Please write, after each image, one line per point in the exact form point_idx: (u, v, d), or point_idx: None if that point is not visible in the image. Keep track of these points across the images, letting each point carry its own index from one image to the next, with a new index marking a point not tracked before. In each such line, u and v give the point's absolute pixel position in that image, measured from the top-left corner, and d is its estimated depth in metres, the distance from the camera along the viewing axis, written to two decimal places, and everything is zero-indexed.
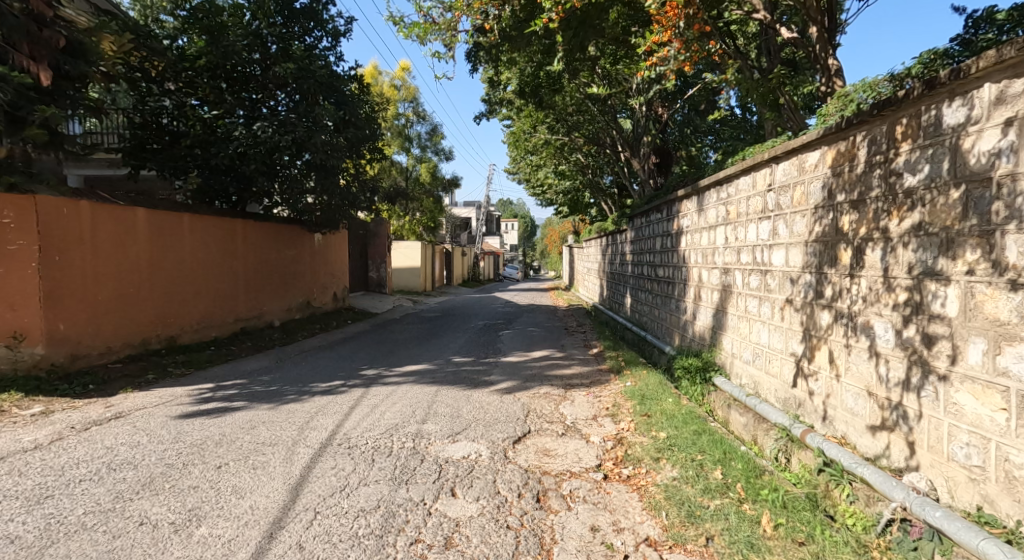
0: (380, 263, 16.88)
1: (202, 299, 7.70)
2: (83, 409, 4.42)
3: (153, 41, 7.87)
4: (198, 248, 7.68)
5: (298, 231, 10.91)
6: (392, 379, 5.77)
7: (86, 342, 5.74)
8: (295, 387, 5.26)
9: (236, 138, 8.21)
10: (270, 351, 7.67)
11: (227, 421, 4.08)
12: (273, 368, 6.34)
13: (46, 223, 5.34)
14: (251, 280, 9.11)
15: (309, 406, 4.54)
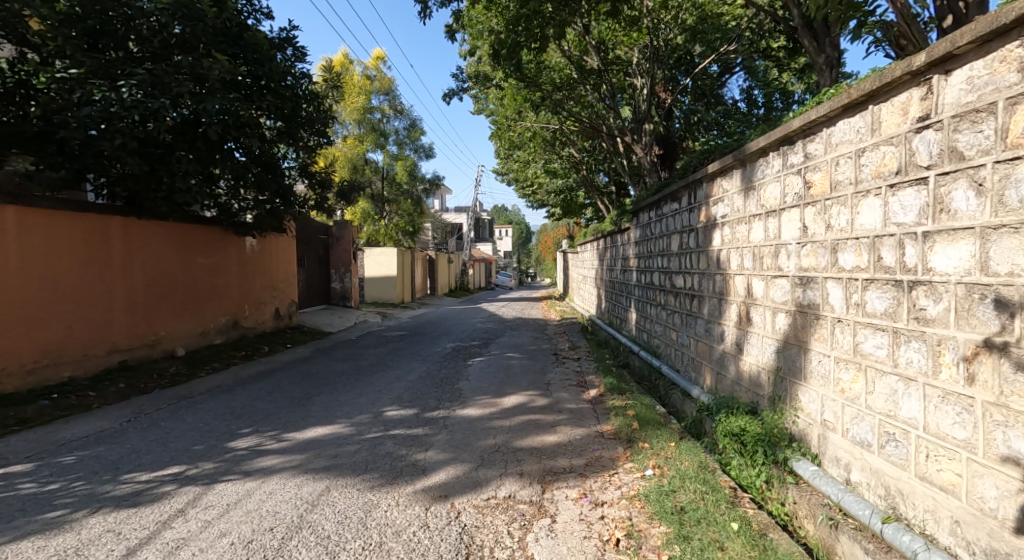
0: (345, 273, 14.76)
1: (41, 325, 5.99)
2: None
3: None
4: (36, 253, 5.96)
5: (216, 234, 8.92)
6: (267, 462, 3.66)
7: None
8: (82, 496, 3.21)
9: (94, 102, 5.94)
10: (138, 402, 5.60)
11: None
12: (106, 441, 4.28)
13: None
14: (137, 296, 7.29)
15: (50, 552, 2.59)
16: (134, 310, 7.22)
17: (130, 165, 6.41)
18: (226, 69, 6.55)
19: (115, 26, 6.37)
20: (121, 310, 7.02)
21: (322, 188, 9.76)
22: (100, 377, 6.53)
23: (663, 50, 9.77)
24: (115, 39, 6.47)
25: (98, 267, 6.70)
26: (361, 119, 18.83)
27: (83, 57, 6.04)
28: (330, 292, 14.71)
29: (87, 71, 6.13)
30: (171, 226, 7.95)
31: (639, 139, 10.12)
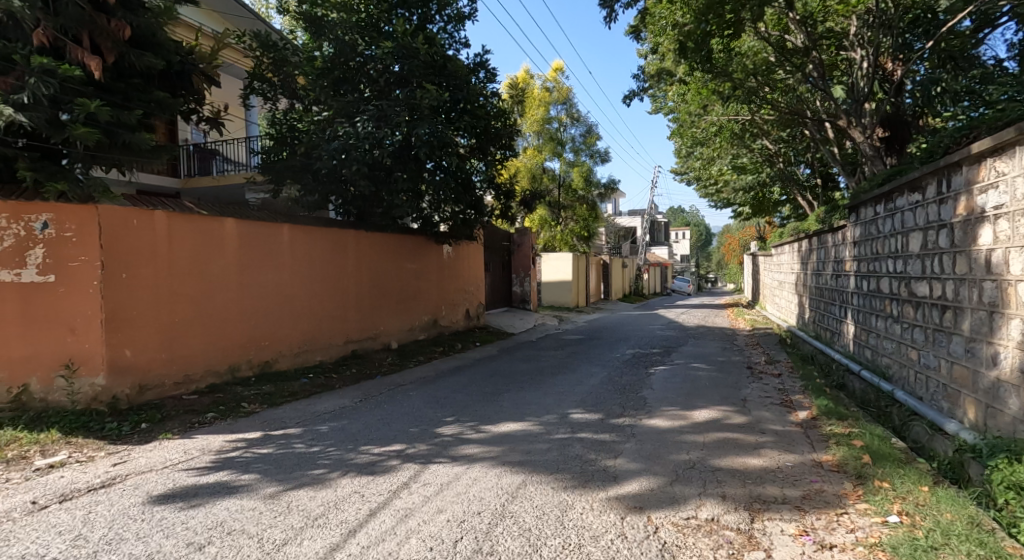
0: (525, 277, 15.33)
1: (298, 318, 7.77)
2: (74, 503, 3.58)
3: (285, 52, 8.09)
4: (299, 260, 7.80)
5: (422, 242, 10.08)
6: (469, 449, 3.89)
7: (155, 370, 5.98)
8: (329, 466, 3.81)
9: (339, 137, 7.32)
10: (362, 387, 6.49)
11: (186, 527, 3.05)
12: (342, 421, 5.03)
13: (112, 239, 5.58)
14: (367, 295, 8.90)
15: (317, 503, 3.19)
16: (365, 307, 8.84)
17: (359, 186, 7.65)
18: (434, 98, 7.25)
19: (354, 74, 7.82)
20: (351, 307, 8.60)
21: (507, 199, 10.17)
22: (336, 368, 7.86)
23: (889, 14, 8.36)
24: (354, 85, 7.83)
25: (336, 273, 8.35)
26: (540, 129, 19.50)
27: (331, 101, 7.51)
28: (511, 295, 15.40)
29: (334, 112, 7.62)
30: (389, 235, 9.33)
31: (859, 122, 8.85)
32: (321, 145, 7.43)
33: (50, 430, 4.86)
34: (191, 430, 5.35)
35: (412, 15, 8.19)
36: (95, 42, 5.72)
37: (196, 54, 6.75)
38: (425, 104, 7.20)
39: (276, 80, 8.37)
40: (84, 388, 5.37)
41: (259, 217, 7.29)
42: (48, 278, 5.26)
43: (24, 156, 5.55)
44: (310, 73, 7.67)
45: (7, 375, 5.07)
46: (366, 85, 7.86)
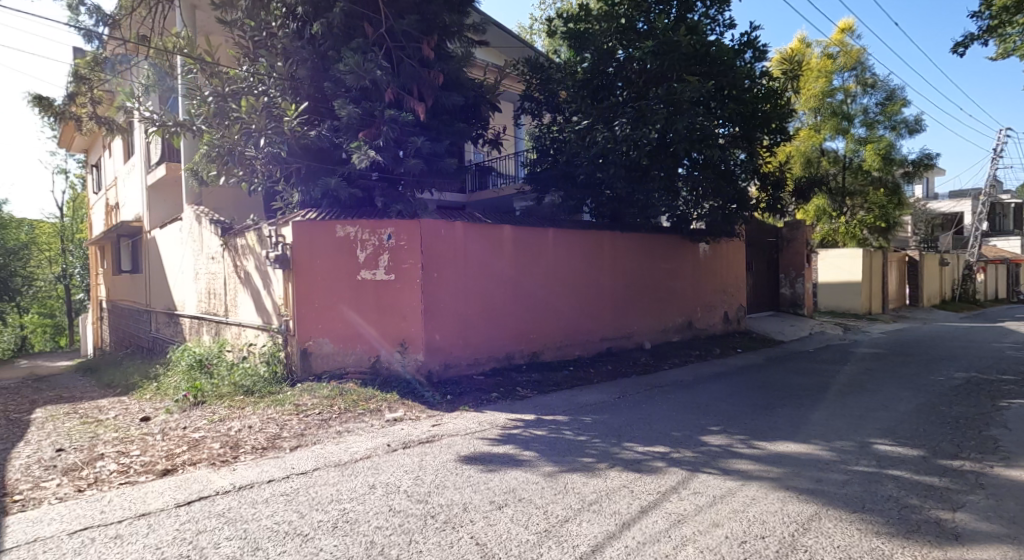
0: (796, 278, 13.69)
1: (565, 316, 8.47)
2: (406, 453, 4.69)
3: (550, 69, 8.92)
4: (568, 261, 8.49)
5: (678, 241, 10.00)
6: (742, 465, 3.79)
7: (456, 352, 7.33)
8: (596, 457, 4.17)
9: (598, 141, 7.72)
10: (622, 384, 6.79)
11: (487, 487, 3.78)
12: (607, 414, 5.41)
13: (427, 244, 7.06)
14: (628, 294, 9.24)
15: (590, 489, 3.58)
16: (625, 306, 9.21)
17: (616, 188, 7.98)
18: (694, 89, 7.06)
19: (612, 79, 8.23)
20: (612, 307, 9.02)
21: (774, 189, 9.43)
22: (596, 362, 8.33)
23: None
24: (610, 89, 8.24)
25: (597, 273, 8.85)
26: (818, 106, 17.30)
27: (590, 109, 8.05)
28: (779, 298, 13.96)
29: (593, 118, 8.17)
30: (646, 236, 9.51)
31: None
32: (580, 152, 8.01)
33: (392, 392, 6.59)
34: (482, 405, 6.31)
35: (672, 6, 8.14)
36: (422, 92, 7.72)
37: (487, 87, 8.42)
38: (680, 97, 7.13)
39: (541, 98, 9.19)
40: (410, 360, 7.03)
41: (535, 222, 8.19)
42: (391, 276, 7.05)
43: (379, 185, 7.69)
44: (574, 85, 8.37)
45: (369, 348, 7.10)
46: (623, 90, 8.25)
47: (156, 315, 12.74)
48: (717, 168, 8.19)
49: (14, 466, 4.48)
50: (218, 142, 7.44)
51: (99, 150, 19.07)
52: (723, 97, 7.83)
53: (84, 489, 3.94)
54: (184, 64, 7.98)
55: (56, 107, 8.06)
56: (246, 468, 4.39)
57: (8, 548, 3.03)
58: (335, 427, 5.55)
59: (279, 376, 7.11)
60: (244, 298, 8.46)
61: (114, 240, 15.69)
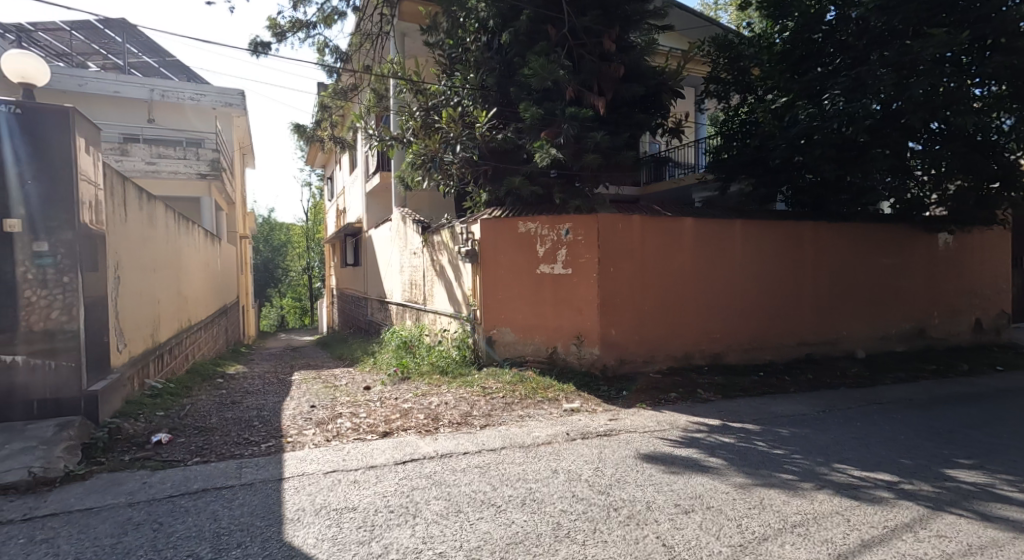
0: None
1: (754, 316, 7.87)
2: (587, 443, 4.84)
3: (741, 46, 8.28)
4: (756, 256, 7.86)
5: (899, 234, 8.62)
6: (1005, 511, 3.30)
7: (631, 348, 7.27)
8: (798, 477, 3.87)
9: (800, 121, 7.05)
10: (831, 401, 6.12)
11: (672, 489, 3.72)
12: (817, 432, 4.94)
13: (603, 238, 7.09)
14: (829, 293, 8.26)
15: (793, 509, 3.36)
16: (825, 307, 8.24)
17: (824, 171, 7.16)
18: (938, 45, 5.92)
19: (820, 47, 7.39)
20: (810, 308, 8.15)
21: None
22: (791, 370, 7.61)
23: None
24: (818, 59, 7.44)
25: (793, 269, 8.04)
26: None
27: (791, 85, 7.37)
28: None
29: (794, 95, 7.46)
30: (857, 228, 8.37)
31: None
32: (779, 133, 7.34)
33: (569, 384, 6.79)
34: (659, 404, 6.17)
35: None
36: (600, 86, 7.75)
37: (667, 74, 8.07)
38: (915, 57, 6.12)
39: (729, 79, 8.57)
40: (586, 353, 7.16)
41: (719, 214, 7.73)
42: (568, 271, 7.24)
43: (557, 182, 7.92)
44: (772, 59, 7.79)
45: (547, 339, 7.39)
46: (834, 58, 7.33)
47: (372, 301, 14.78)
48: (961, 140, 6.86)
49: (284, 414, 5.63)
50: (423, 151, 8.25)
51: (332, 162, 22.65)
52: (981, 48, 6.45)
53: (330, 439, 4.80)
54: (398, 86, 9.09)
55: (308, 133, 9.73)
56: (445, 439, 4.92)
57: (286, 478, 3.88)
58: (518, 411, 5.91)
59: (467, 359, 7.78)
60: (439, 288, 9.39)
61: (343, 236, 18.54)
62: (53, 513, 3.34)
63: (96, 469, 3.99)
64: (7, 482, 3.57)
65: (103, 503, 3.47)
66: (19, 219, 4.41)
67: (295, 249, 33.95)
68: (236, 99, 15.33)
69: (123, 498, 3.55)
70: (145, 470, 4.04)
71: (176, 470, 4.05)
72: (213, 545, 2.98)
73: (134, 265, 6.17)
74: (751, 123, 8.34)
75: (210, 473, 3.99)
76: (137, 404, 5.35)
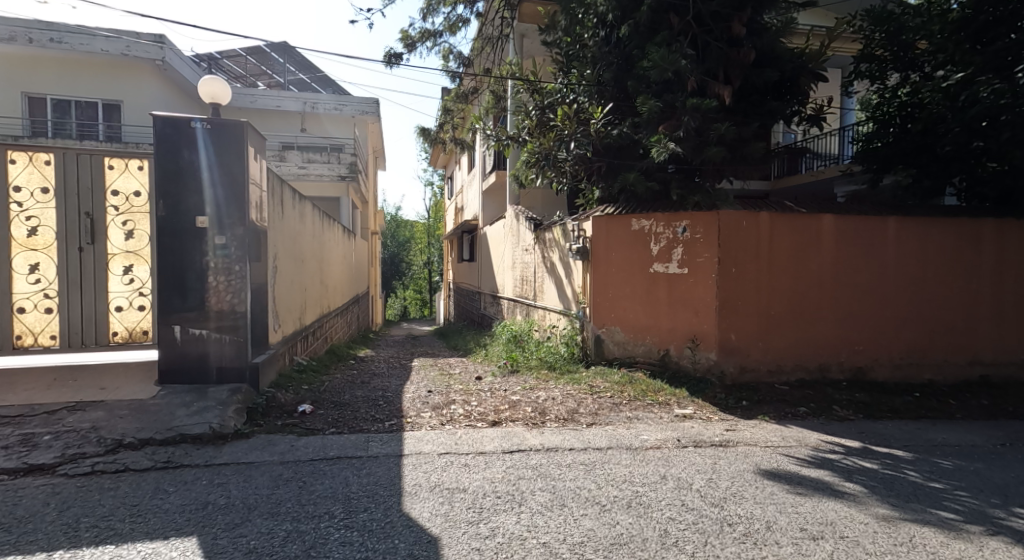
0: None
1: (906, 327, 6.97)
2: (705, 451, 4.58)
3: (906, 18, 7.25)
4: (909, 260, 6.94)
5: None
6: None
7: (753, 355, 6.76)
8: (965, 516, 3.35)
9: (980, 101, 6.19)
10: (1007, 432, 5.25)
11: (797, 511, 3.39)
12: (989, 467, 4.26)
13: (725, 236, 6.66)
14: (1005, 305, 7.07)
15: (954, 553, 2.92)
16: (999, 321, 7.07)
17: (1011, 157, 6.21)
18: None
19: (1015, 9, 6.25)
20: (981, 322, 7.04)
21: None
22: (955, 393, 6.60)
23: None
24: (1011, 23, 6.35)
25: (959, 274, 7.00)
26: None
27: (971, 57, 6.46)
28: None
29: (974, 69, 6.52)
30: None
31: None
32: (953, 117, 6.54)
33: (682, 388, 6.48)
34: (784, 418, 5.67)
35: None
36: (730, 74, 7.29)
37: (810, 57, 7.33)
38: None
39: (886, 56, 7.54)
40: (703, 358, 6.78)
41: (864, 211, 6.94)
42: (684, 270, 6.90)
43: (676, 177, 7.59)
44: (945, 29, 6.75)
45: (659, 340, 7.11)
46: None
47: (485, 296, 15.20)
48: None
49: (404, 396, 5.97)
50: (538, 149, 8.27)
51: (453, 163, 23.65)
52: None
53: (444, 423, 4.99)
54: (515, 85, 9.27)
55: (432, 135, 10.21)
56: (552, 433, 4.90)
57: (406, 454, 4.09)
58: (626, 412, 5.74)
59: (575, 356, 7.72)
60: (549, 285, 9.40)
61: (460, 233, 19.32)
62: (226, 463, 3.81)
63: (257, 429, 4.49)
64: (194, 433, 4.15)
65: (262, 458, 3.90)
66: (207, 216, 5.02)
67: (418, 245, 36.00)
68: (371, 107, 16.48)
69: (276, 456, 3.96)
70: (293, 434, 4.47)
71: (316, 437, 4.42)
72: (345, 506, 3.22)
73: (288, 254, 6.88)
74: (910, 108, 7.27)
75: (345, 443, 4.31)
76: (287, 377, 5.96)
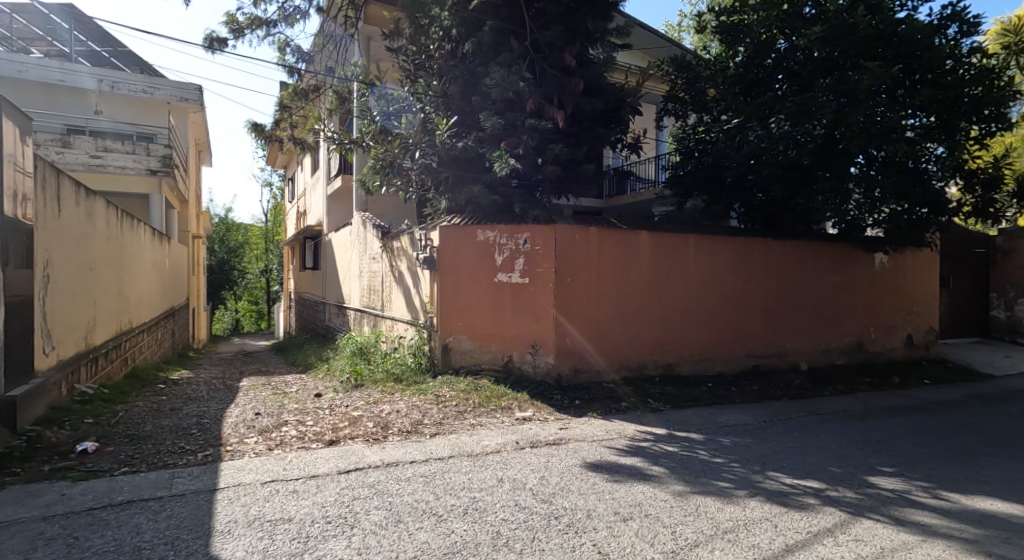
0: (1014, 297, 11.58)
1: (706, 327, 8.17)
2: (534, 453, 4.89)
3: (698, 69, 8.65)
4: (707, 270, 8.16)
5: (844, 251, 9.17)
6: (918, 516, 3.51)
7: (586, 358, 7.42)
8: (738, 483, 4.09)
9: (750, 142, 7.51)
10: (775, 410, 6.48)
11: (612, 497, 3.83)
12: (760, 440, 5.22)
13: (561, 248, 7.23)
14: (775, 308, 8.65)
15: (726, 516, 3.52)
16: (771, 321, 8.62)
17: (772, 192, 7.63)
18: (874, 77, 6.41)
19: (771, 73, 7.84)
20: (759, 322, 8.53)
21: (983, 189, 7.87)
22: (739, 382, 7.90)
23: None
24: (769, 84, 7.87)
25: (743, 282, 8.41)
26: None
27: (743, 107, 7.79)
28: (986, 322, 12.01)
29: (746, 116, 7.85)
30: (804, 246, 8.85)
31: None
32: (730, 152, 7.82)
33: (524, 392, 6.86)
34: (610, 413, 6.32)
35: None
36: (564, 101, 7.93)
37: (629, 91, 8.30)
38: (858, 84, 6.55)
39: (687, 98, 8.94)
40: (543, 362, 7.26)
41: (673, 228, 8.02)
42: (526, 280, 7.33)
43: (517, 193, 8.04)
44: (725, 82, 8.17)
45: (504, 347, 7.46)
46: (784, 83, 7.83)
47: (330, 306, 14.56)
48: (908, 164, 7.13)
49: (226, 422, 5.50)
50: (381, 156, 8.21)
51: (294, 166, 22.36)
52: (914, 83, 6.86)
53: (273, 448, 4.73)
54: (361, 89, 9.09)
55: (266, 132, 9.58)
56: (393, 447, 4.90)
57: (219, 489, 3.81)
58: (470, 419, 5.93)
59: (422, 366, 7.75)
60: (397, 295, 9.34)
61: (303, 241, 18.32)
62: None
63: (13, 479, 3.83)
64: None
65: (16, 515, 3.34)
66: None
67: (254, 251, 33.12)
68: (192, 95, 14.84)
69: (38, 510, 3.42)
70: (66, 480, 3.89)
71: (101, 480, 3.91)
72: (133, 558, 2.90)
73: (69, 264, 5.95)
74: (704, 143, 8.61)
75: (140, 483, 3.90)
76: (64, 411, 5.16)
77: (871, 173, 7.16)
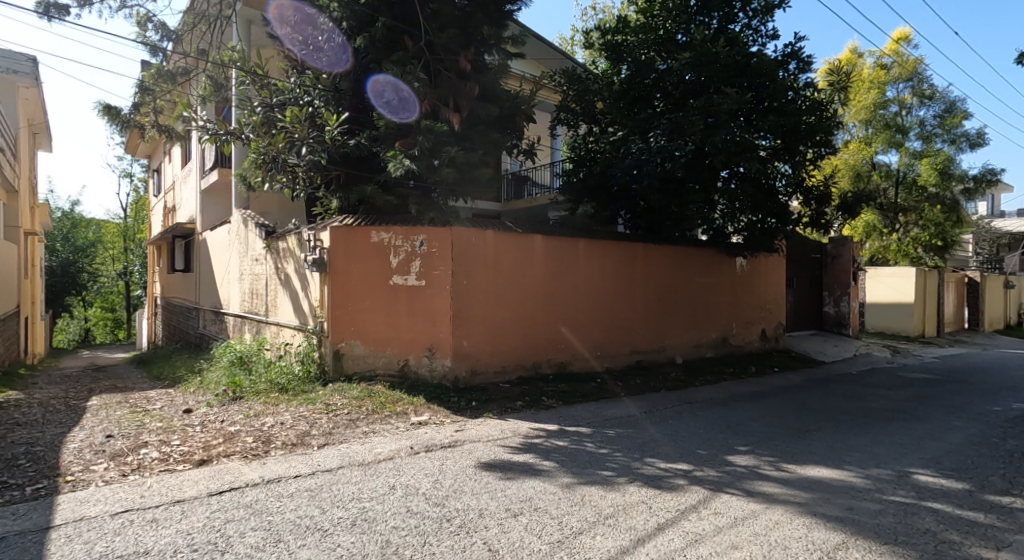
0: (844, 295, 13.39)
1: (595, 327, 8.59)
2: (426, 457, 4.82)
3: (585, 83, 9.08)
4: (596, 272, 8.58)
5: (713, 254, 10.07)
6: (769, 487, 3.95)
7: (483, 359, 7.49)
8: (619, 471, 4.34)
9: (633, 153, 8.05)
10: (654, 401, 6.97)
11: (504, 495, 3.90)
12: (639, 430, 5.60)
13: (458, 250, 7.24)
14: (656, 307, 9.30)
15: (607, 502, 3.73)
16: (652, 319, 9.26)
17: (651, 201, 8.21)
18: (733, 102, 7.17)
19: (649, 91, 8.42)
20: (642, 321, 9.12)
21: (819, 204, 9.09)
22: (624, 376, 8.39)
23: None
24: (648, 101, 8.46)
25: (628, 283, 8.95)
26: (870, 117, 16.16)
27: (626, 120, 8.32)
28: (824, 317, 13.77)
29: (630, 129, 8.38)
30: (680, 250, 9.60)
31: None
32: (614, 162, 8.32)
33: (420, 396, 6.78)
34: (504, 412, 6.44)
35: (713, 19, 8.28)
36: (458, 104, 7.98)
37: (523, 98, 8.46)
38: (721, 106, 7.25)
39: (577, 109, 9.30)
40: (440, 365, 7.21)
41: (565, 231, 8.34)
42: (422, 282, 7.26)
43: (413, 193, 7.89)
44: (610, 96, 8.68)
45: (399, 351, 7.33)
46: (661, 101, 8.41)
47: (205, 313, 13.44)
48: (762, 179, 8.04)
49: (66, 449, 4.86)
50: (264, 149, 7.66)
51: (161, 159, 20.39)
52: (765, 109, 7.68)
53: (127, 474, 4.28)
54: (238, 77, 8.44)
55: (124, 117, 8.62)
56: (275, 463, 4.63)
57: (56, 525, 3.36)
58: (362, 427, 5.76)
59: (311, 374, 7.39)
60: (282, 299, 8.84)
61: (172, 242, 16.75)
62: None
63: None
64: None
65: None
66: None
67: (111, 252, 29.63)
68: (22, 67, 13.01)
69: None
70: None
71: None
72: None
73: None
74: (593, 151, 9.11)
75: None
76: None
77: (732, 186, 8.03)
